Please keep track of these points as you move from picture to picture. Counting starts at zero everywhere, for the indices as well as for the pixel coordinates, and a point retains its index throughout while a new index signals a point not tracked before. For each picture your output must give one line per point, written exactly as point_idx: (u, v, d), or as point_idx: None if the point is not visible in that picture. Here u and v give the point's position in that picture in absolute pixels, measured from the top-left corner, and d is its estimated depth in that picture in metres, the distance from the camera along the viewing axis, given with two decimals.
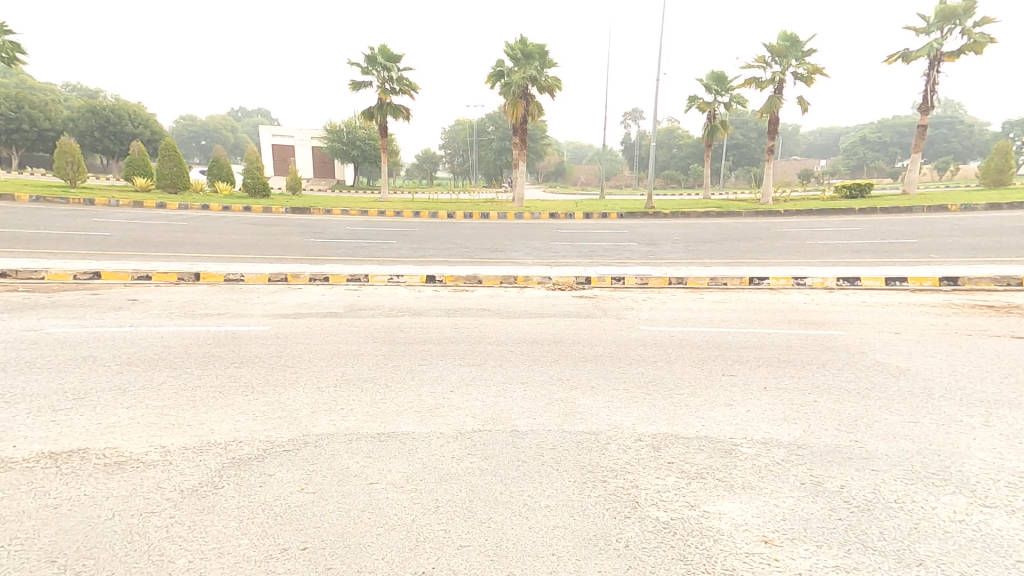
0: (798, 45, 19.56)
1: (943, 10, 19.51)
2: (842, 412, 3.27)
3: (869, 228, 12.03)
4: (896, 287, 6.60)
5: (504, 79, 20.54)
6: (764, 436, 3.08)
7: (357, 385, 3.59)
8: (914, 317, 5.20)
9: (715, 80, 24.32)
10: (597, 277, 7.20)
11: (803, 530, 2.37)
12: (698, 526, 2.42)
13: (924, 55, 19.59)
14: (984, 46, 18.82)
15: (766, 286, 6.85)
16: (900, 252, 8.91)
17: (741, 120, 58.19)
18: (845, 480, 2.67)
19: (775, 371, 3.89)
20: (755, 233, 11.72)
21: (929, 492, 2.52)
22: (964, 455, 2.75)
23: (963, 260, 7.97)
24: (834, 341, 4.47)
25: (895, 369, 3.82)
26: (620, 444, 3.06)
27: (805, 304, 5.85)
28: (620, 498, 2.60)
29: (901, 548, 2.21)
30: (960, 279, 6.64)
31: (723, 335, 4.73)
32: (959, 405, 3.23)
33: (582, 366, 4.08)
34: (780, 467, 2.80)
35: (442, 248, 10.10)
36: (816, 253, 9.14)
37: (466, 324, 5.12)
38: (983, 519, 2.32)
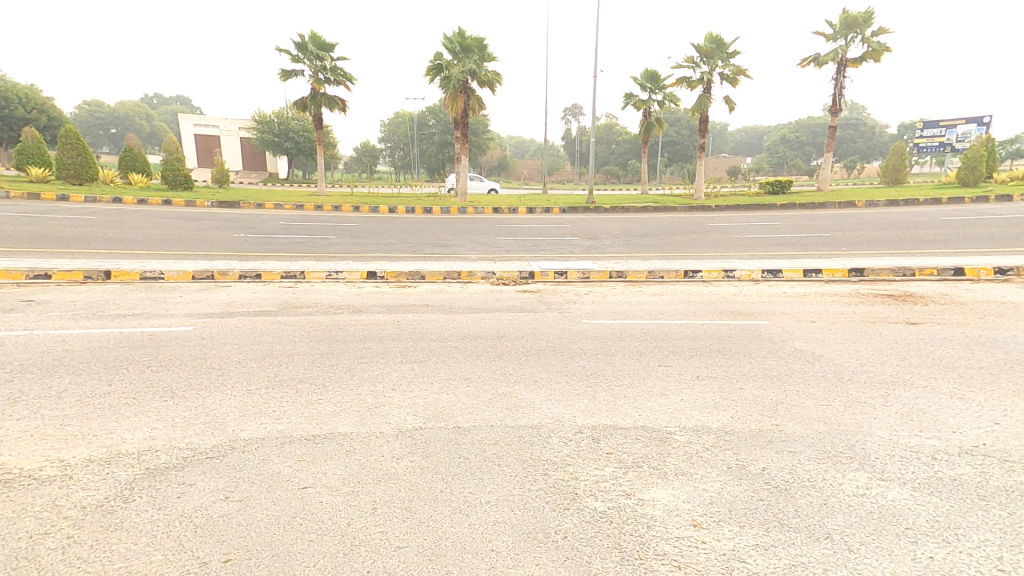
0: (723, 47, 20.53)
1: (847, 19, 21.01)
2: (765, 398, 3.47)
3: (791, 222, 12.88)
4: (812, 278, 7.09)
5: (442, 72, 20.31)
6: (696, 424, 3.22)
7: (290, 386, 3.45)
8: (827, 306, 5.60)
9: (649, 79, 25.11)
10: (540, 271, 7.29)
11: (728, 513, 2.52)
12: (633, 514, 2.52)
13: (832, 60, 21.07)
14: (881, 54, 20.47)
15: (699, 278, 7.18)
16: (815, 245, 9.59)
17: (676, 118, 60.89)
18: (766, 462, 2.84)
19: (706, 361, 4.08)
20: (688, 228, 12.25)
21: (837, 469, 2.73)
22: (867, 434, 2.99)
23: (869, 253, 8.70)
24: (758, 331, 4.74)
25: (811, 355, 4.11)
26: (561, 437, 3.10)
27: (735, 295, 6.19)
28: (560, 491, 2.66)
29: (812, 524, 2.40)
30: (866, 269, 7.21)
31: (661, 327, 4.91)
32: (864, 388, 3.51)
33: (527, 360, 4.11)
34: (709, 453, 2.94)
35: (385, 243, 9.90)
36: (742, 246, 9.68)
37: (408, 320, 5.05)
38: (880, 491, 2.54)
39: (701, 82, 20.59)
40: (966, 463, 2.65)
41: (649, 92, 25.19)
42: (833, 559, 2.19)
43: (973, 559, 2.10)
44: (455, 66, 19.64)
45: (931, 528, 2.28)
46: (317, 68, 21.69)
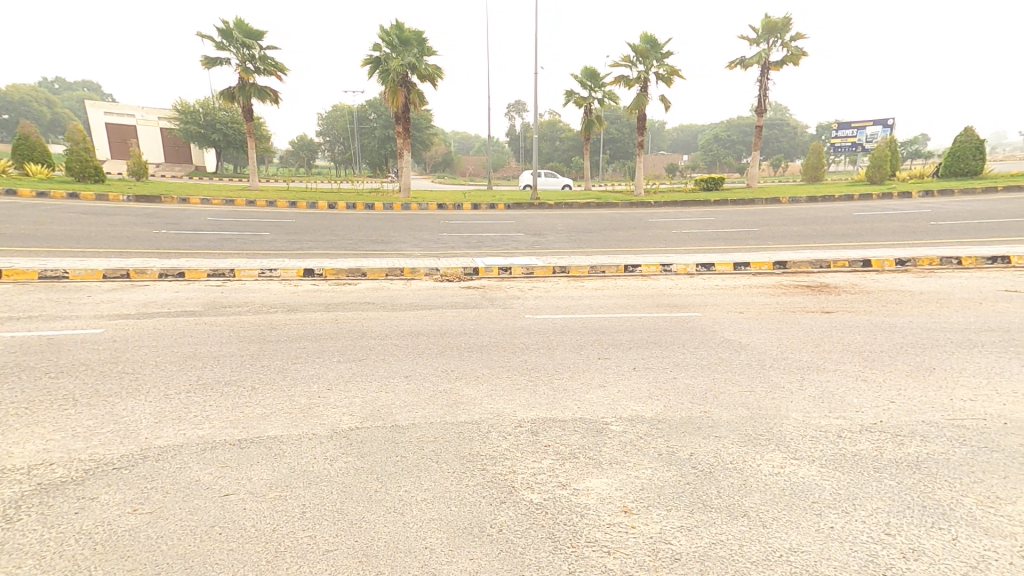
0: (657, 47, 21.22)
1: (768, 23, 22.18)
2: (695, 386, 3.62)
3: (724, 218, 13.54)
4: (741, 271, 7.45)
5: (380, 65, 19.93)
6: (631, 413, 3.32)
7: (215, 389, 3.30)
8: (755, 297, 5.89)
9: (589, 77, 25.62)
10: (484, 267, 7.30)
11: (658, 498, 2.61)
12: (568, 504, 2.57)
13: (757, 62, 22.18)
14: (799, 58, 21.75)
15: (639, 273, 7.40)
16: (743, 240, 10.09)
17: (615, 116, 62.37)
18: (695, 447, 2.97)
19: (642, 352, 4.22)
20: (628, 224, 12.62)
21: (757, 451, 2.89)
22: (784, 416, 3.18)
23: (791, 246, 9.25)
24: (692, 323, 4.94)
25: (737, 345, 4.32)
26: (500, 431, 3.11)
27: (672, 289, 6.42)
28: (497, 485, 2.68)
29: (732, 504, 2.53)
30: (788, 262, 7.64)
31: (601, 321, 5.03)
32: (783, 373, 3.74)
33: (468, 357, 4.10)
34: (643, 441, 3.04)
35: (324, 240, 9.63)
36: (677, 241, 10.05)
37: (346, 318, 4.92)
38: (794, 469, 2.72)
39: (638, 81, 21.18)
40: (866, 438, 2.88)
41: (589, 90, 25.70)
42: (750, 535, 2.32)
43: (867, 527, 2.31)
44: (393, 59, 19.29)
45: (834, 500, 2.47)
46: (245, 58, 20.75)
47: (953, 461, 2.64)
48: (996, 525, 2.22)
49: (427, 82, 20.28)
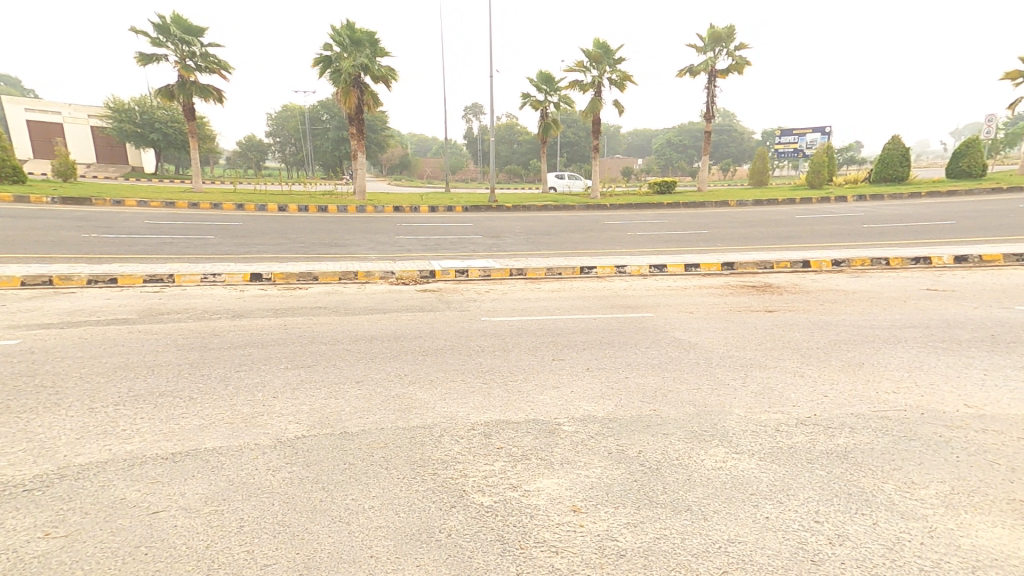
0: (610, 54, 21.70)
1: (714, 33, 22.97)
2: (646, 385, 3.71)
3: (677, 220, 14.04)
4: (692, 272, 7.68)
5: (332, 65, 19.59)
6: (583, 414, 3.38)
7: (148, 401, 3.17)
8: (704, 298, 6.08)
9: (544, 81, 25.94)
10: (441, 270, 7.30)
11: (606, 495, 2.67)
12: (518, 505, 2.59)
13: (704, 70, 22.95)
14: (744, 67, 22.64)
15: (594, 275, 7.53)
16: (692, 241, 10.44)
17: (570, 120, 63.24)
18: (643, 445, 3.05)
19: (595, 353, 4.29)
20: (585, 226, 12.90)
21: (701, 447, 3.00)
22: (727, 411, 3.31)
23: (739, 247, 9.65)
24: (644, 323, 5.06)
25: (686, 344, 4.46)
26: (453, 435, 3.11)
27: (626, 290, 6.57)
28: (448, 489, 2.67)
29: (676, 499, 2.61)
30: (736, 263, 7.92)
31: (556, 322, 5.08)
32: (728, 370, 3.88)
33: (423, 360, 4.08)
34: (593, 441, 3.10)
35: (274, 243, 9.38)
36: (627, 243, 10.30)
37: (296, 323, 4.82)
38: (734, 463, 2.85)
39: (592, 86, 21.58)
40: (801, 431, 3.04)
41: (545, 94, 26.04)
42: (691, 528, 2.41)
43: (799, 516, 2.44)
44: (344, 60, 18.99)
45: (770, 491, 2.60)
46: (184, 55, 20.00)
47: (876, 449, 2.84)
48: (909, 507, 2.43)
49: (381, 84, 20.12)
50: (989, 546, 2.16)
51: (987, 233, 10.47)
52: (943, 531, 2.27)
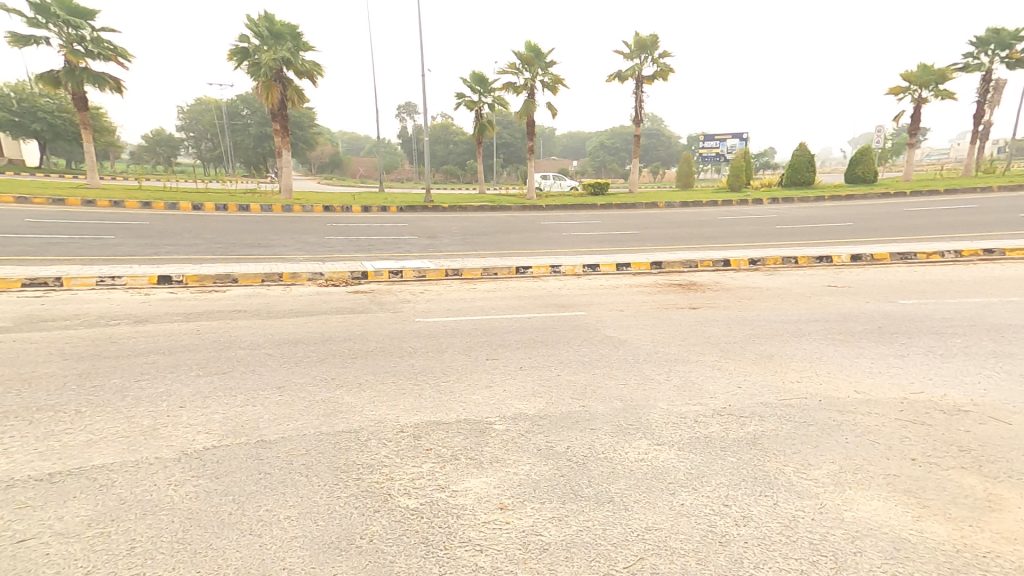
0: (542, 57, 22.18)
1: (638, 40, 23.90)
2: (576, 382, 3.81)
3: (609, 220, 14.63)
4: (623, 271, 7.98)
5: (250, 58, 18.78)
6: (514, 412, 3.41)
7: (23, 417, 2.95)
8: (634, 296, 6.34)
9: (477, 81, 26.07)
10: (374, 271, 7.23)
11: (533, 491, 2.71)
12: (445, 506, 2.57)
13: (632, 76, 23.90)
14: (669, 74, 23.77)
15: (530, 274, 7.67)
16: (624, 242, 10.85)
17: (507, 120, 64.59)
18: (571, 441, 3.13)
19: (529, 351, 4.35)
20: (520, 226, 13.16)
21: (625, 440, 3.12)
22: (651, 405, 3.48)
23: (666, 247, 10.15)
24: (577, 321, 5.19)
25: (616, 341, 4.62)
26: (380, 438, 3.06)
27: (561, 289, 6.73)
28: (372, 494, 2.61)
29: (599, 491, 2.70)
30: (663, 263, 8.29)
31: (491, 322, 5.12)
32: (654, 365, 4.06)
33: (352, 363, 4.00)
34: (523, 438, 3.14)
35: (188, 244, 8.93)
36: (558, 242, 10.57)
37: (210, 328, 4.65)
38: (655, 454, 3.00)
39: (525, 88, 21.99)
40: (717, 422, 3.27)
41: (478, 94, 26.19)
42: (612, 519, 2.50)
43: (712, 502, 2.63)
44: (264, 53, 18.26)
45: (687, 478, 2.76)
46: (72, 39, 18.64)
47: (781, 435, 3.13)
48: (805, 487, 2.70)
49: (306, 79, 19.56)
50: (867, 517, 2.47)
51: (868, 236, 11.25)
52: (831, 507, 2.56)
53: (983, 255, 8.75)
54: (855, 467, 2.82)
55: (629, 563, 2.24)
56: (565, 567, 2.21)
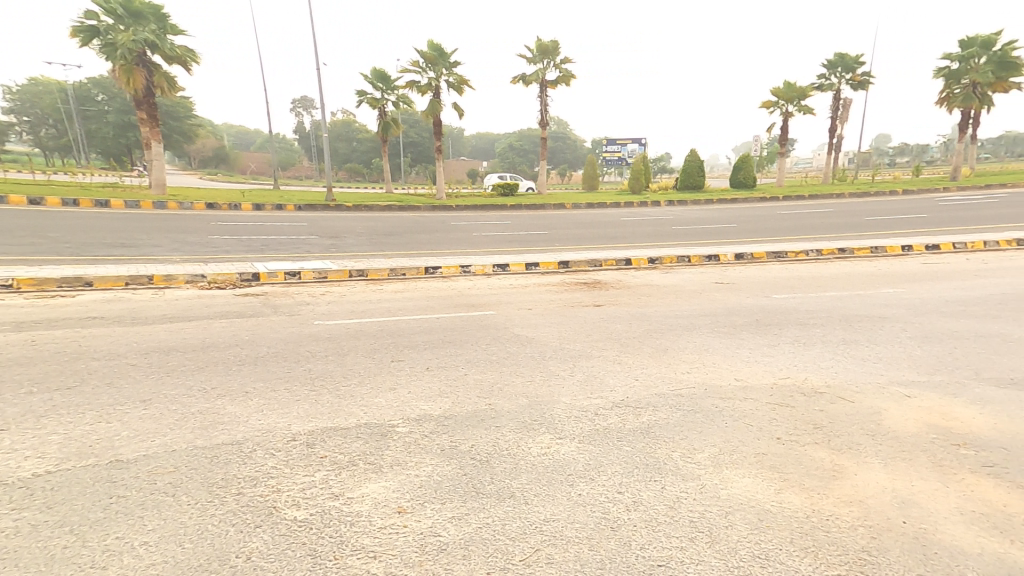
0: (444, 56, 22.93)
1: (540, 45, 25.35)
2: (484, 380, 3.86)
3: (518, 220, 15.37)
4: (531, 271, 8.24)
5: (104, 38, 17.68)
6: (419, 413, 3.36)
7: None
8: (542, 294, 6.60)
9: (379, 78, 26.39)
10: (267, 272, 7.14)
11: (434, 493, 2.66)
12: (337, 515, 2.44)
13: (536, 80, 25.20)
14: (570, 79, 25.51)
15: (439, 274, 7.79)
16: (531, 242, 11.29)
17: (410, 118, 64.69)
18: (476, 439, 3.14)
19: (437, 352, 4.35)
20: (431, 225, 13.43)
21: (529, 437, 3.22)
22: (554, 401, 3.64)
23: (573, 247, 10.66)
24: (485, 321, 5.26)
25: (524, 339, 4.79)
26: (267, 449, 2.87)
27: (470, 289, 6.86)
28: (254, 508, 2.42)
29: (502, 487, 2.73)
30: (570, 262, 8.66)
31: (398, 323, 5.08)
32: (560, 362, 4.25)
33: (236, 370, 3.83)
34: (427, 439, 3.09)
35: (38, 248, 8.28)
36: (467, 242, 10.88)
37: (55, 337, 4.39)
38: (557, 448, 3.15)
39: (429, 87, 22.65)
40: (615, 414, 3.52)
41: (382, 91, 26.51)
42: (513, 514, 2.54)
43: (609, 491, 2.83)
44: (122, 33, 17.21)
45: (585, 469, 2.95)
46: None
47: (670, 423, 3.49)
48: (688, 470, 3.18)
49: (178, 65, 18.79)
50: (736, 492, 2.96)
51: (737, 237, 12.34)
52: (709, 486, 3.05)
53: (837, 254, 9.99)
54: (729, 447, 3.37)
55: (525, 555, 2.30)
56: (461, 566, 2.20)
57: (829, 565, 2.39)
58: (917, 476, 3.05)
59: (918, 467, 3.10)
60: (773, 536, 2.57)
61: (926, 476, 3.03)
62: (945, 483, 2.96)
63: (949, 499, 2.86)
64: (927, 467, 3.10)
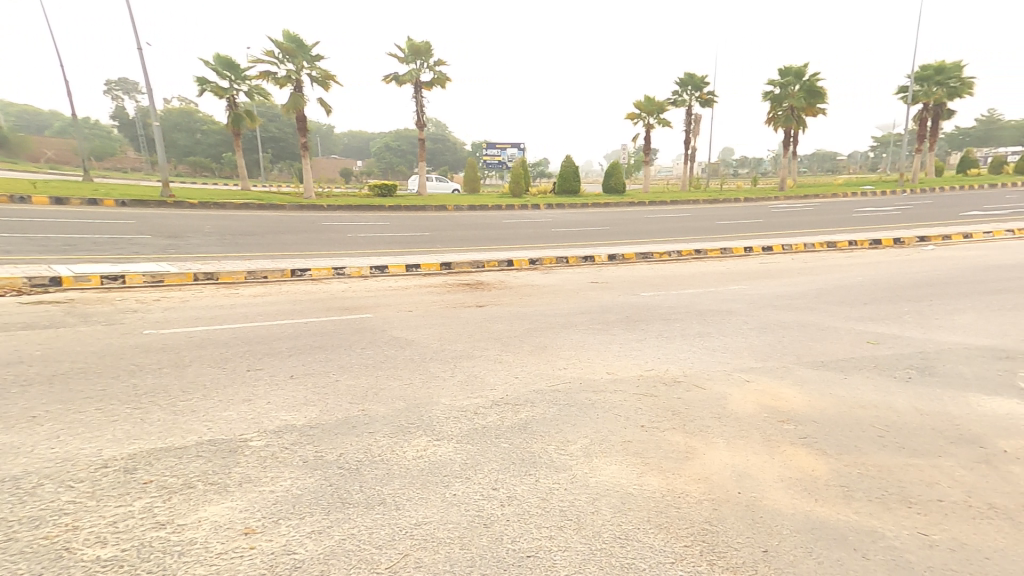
0: (304, 49, 24.17)
1: (411, 45, 27.21)
2: (357, 385, 3.96)
3: (394, 222, 16.51)
4: (411, 272, 9.08)
5: None
6: (279, 425, 3.28)
7: None
8: (423, 295, 7.22)
9: (224, 66, 26.87)
10: (72, 277, 7.34)
11: (293, 507, 2.55)
12: (160, 546, 2.22)
13: (410, 80, 27.40)
14: (443, 82, 28.04)
15: (308, 277, 8.62)
16: (403, 243, 12.38)
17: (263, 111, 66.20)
18: (345, 448, 3.11)
19: (306, 359, 4.47)
20: (298, 227, 14.36)
21: (404, 441, 3.26)
22: (433, 402, 3.79)
23: (452, 248, 11.65)
24: (361, 323, 5.68)
25: (402, 342, 5.08)
26: (59, 483, 2.60)
27: (344, 292, 7.46)
28: (37, 553, 2.14)
29: (371, 495, 2.73)
30: (453, 263, 9.51)
31: (267, 331, 5.28)
32: (440, 364, 4.53)
33: (35, 390, 3.68)
34: (287, 452, 2.98)
35: None
36: (340, 244, 11.91)
37: None
38: (434, 450, 3.23)
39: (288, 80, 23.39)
40: (493, 412, 3.76)
41: (228, 80, 27.10)
42: (380, 521, 2.57)
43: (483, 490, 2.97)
44: None
45: (460, 470, 3.10)
46: None
47: (545, 418, 3.77)
48: (560, 462, 3.37)
49: None
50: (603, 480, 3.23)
51: (588, 238, 13.77)
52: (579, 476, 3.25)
53: (694, 255, 11.18)
54: (600, 437, 3.64)
55: (392, 561, 2.33)
56: None
57: (677, 538, 2.76)
58: (752, 450, 3.65)
59: (752, 444, 3.68)
60: (633, 517, 2.90)
61: (758, 452, 3.63)
62: (771, 457, 3.59)
63: (774, 471, 3.53)
64: (758, 442, 3.71)
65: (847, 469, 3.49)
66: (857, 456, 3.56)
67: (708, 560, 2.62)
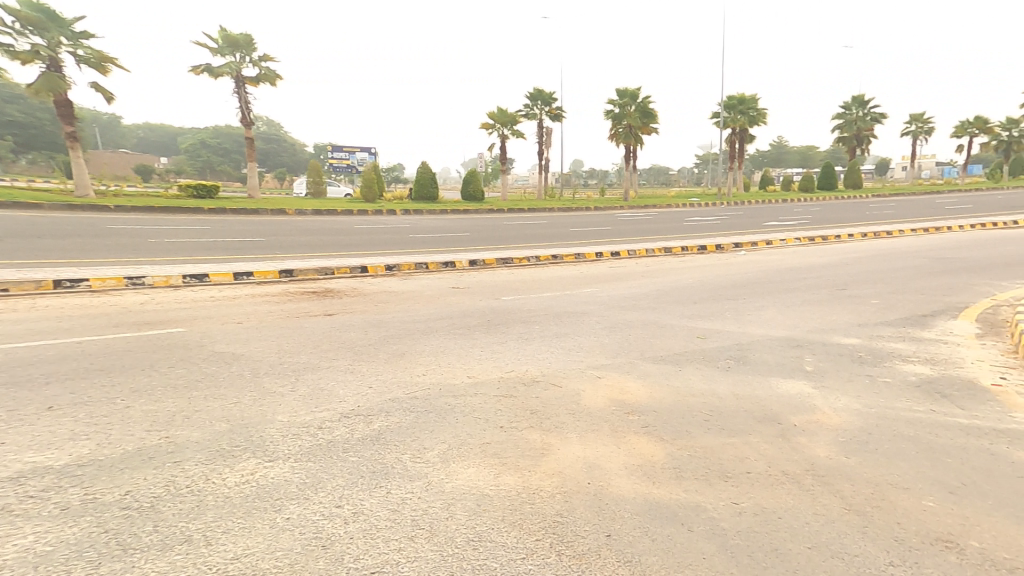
0: (55, 19, 21.97)
1: (228, 37, 27.79)
2: (159, 411, 3.92)
3: (217, 227, 16.18)
4: (240, 280, 9.59)
5: None
6: (27, 468, 3.11)
7: None
8: (255, 306, 7.56)
9: None
10: None
11: (38, 567, 2.35)
12: None
13: (229, 72, 27.49)
14: (274, 80, 28.82)
15: (87, 287, 8.44)
16: (218, 249, 12.47)
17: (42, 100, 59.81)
18: (136, 486, 2.98)
19: (93, 385, 4.37)
20: (90, 233, 13.70)
21: (224, 467, 3.20)
22: (264, 421, 3.78)
23: (292, 256, 12.04)
24: (168, 339, 5.79)
25: (227, 357, 5.19)
26: None
27: (149, 304, 7.52)
28: None
29: (173, 533, 2.61)
30: (295, 272, 10.12)
31: (45, 353, 5.19)
32: (275, 378, 4.63)
33: None
34: (23, 505, 2.76)
35: None
36: (163, 251, 11.88)
37: None
38: (264, 473, 3.16)
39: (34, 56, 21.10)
40: (341, 424, 3.78)
41: None
42: (181, 561, 2.43)
43: (325, 508, 2.91)
44: None
45: (296, 490, 3.01)
46: None
47: (402, 426, 3.85)
48: (416, 470, 3.37)
49: None
50: (460, 484, 3.30)
51: (433, 244, 14.54)
52: (436, 482, 3.28)
53: (551, 260, 12.48)
54: (461, 441, 3.74)
55: None
56: None
57: (530, 533, 2.93)
58: (602, 443, 3.97)
59: (603, 438, 4.02)
60: (487, 518, 3.01)
61: (607, 444, 3.95)
62: (618, 446, 3.93)
63: (620, 457, 3.83)
64: (608, 435, 4.05)
65: (683, 453, 3.92)
66: (690, 441, 4.07)
67: (557, 551, 2.82)
